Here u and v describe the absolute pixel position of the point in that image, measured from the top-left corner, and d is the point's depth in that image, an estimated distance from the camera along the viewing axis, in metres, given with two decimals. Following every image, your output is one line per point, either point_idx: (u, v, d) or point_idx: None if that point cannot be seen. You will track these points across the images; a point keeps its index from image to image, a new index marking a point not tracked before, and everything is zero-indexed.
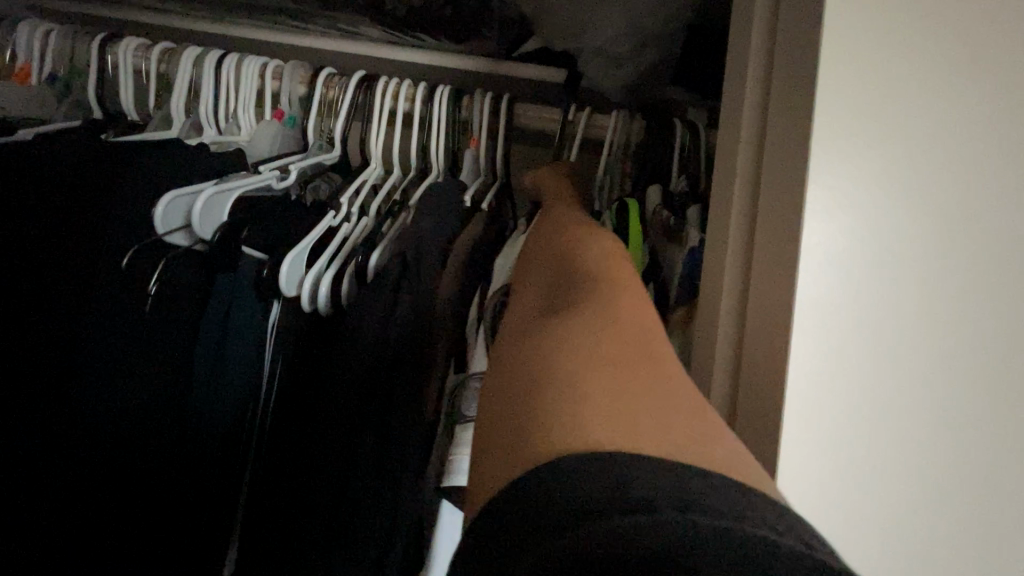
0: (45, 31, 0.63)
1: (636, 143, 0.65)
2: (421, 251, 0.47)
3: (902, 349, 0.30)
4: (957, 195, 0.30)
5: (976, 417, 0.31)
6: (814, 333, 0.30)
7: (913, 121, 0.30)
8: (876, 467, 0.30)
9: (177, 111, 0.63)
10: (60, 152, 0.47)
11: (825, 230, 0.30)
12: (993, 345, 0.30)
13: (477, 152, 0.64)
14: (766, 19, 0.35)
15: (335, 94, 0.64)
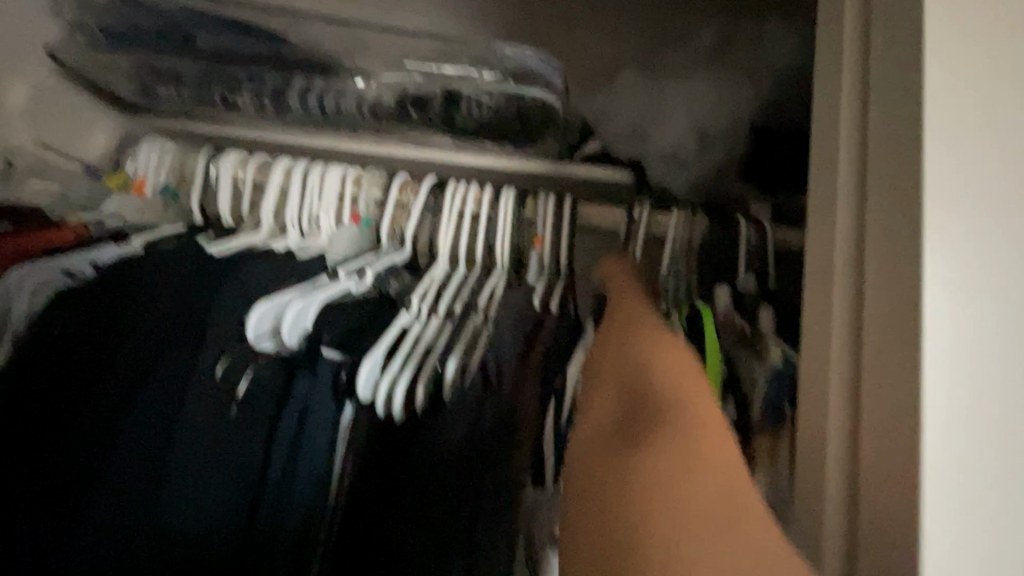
0: (162, 148, 0.72)
1: (704, 239, 0.62)
2: (502, 368, 0.51)
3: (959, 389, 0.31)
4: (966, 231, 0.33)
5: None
6: (905, 425, 0.31)
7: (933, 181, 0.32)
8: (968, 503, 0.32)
9: (268, 216, 0.69)
10: (184, 270, 0.53)
11: None
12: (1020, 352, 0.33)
13: (542, 253, 0.66)
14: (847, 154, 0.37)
15: (409, 198, 0.68)
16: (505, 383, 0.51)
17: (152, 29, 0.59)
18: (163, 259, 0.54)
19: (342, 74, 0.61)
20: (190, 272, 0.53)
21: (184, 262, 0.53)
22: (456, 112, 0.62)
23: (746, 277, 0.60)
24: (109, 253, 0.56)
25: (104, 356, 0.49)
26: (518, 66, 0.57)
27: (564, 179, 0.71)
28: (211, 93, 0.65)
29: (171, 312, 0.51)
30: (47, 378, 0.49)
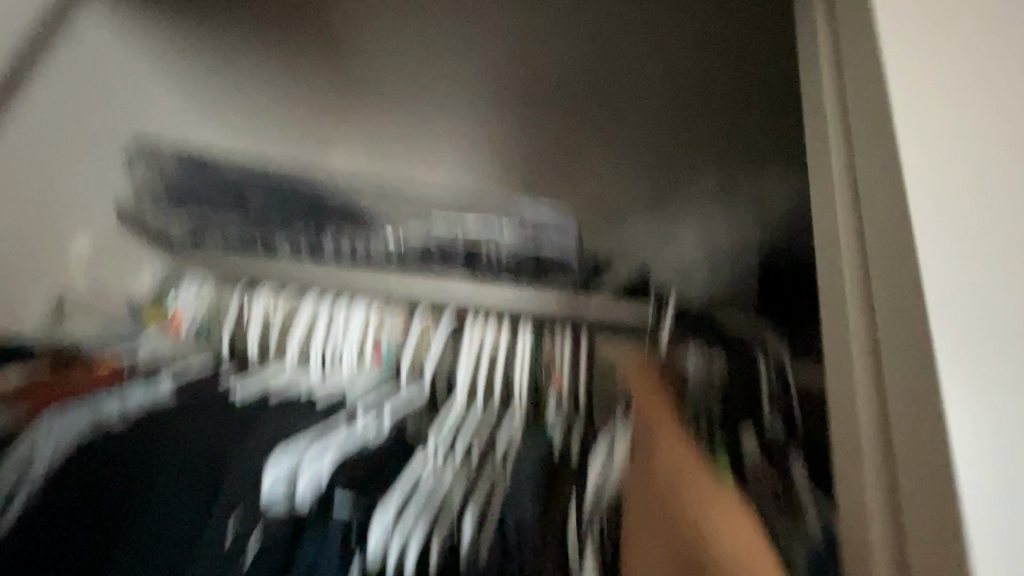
0: (204, 288, 0.77)
1: (720, 377, 0.63)
2: (521, 525, 0.47)
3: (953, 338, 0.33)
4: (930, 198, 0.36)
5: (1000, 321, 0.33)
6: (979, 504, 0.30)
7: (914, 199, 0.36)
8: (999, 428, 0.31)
9: (293, 353, 0.71)
10: (200, 424, 0.52)
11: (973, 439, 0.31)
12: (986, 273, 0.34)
13: (559, 392, 0.66)
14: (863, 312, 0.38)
15: (429, 334, 0.71)
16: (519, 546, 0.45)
17: (213, 193, 0.72)
18: (193, 405, 0.56)
19: (374, 226, 0.71)
20: (205, 426, 0.52)
21: (215, 405, 0.56)
22: (477, 259, 0.70)
23: (772, 419, 0.58)
24: (137, 397, 0.57)
25: (88, 514, 0.43)
26: (531, 219, 0.68)
27: (578, 313, 0.73)
28: (255, 240, 0.72)
29: (181, 464, 0.48)
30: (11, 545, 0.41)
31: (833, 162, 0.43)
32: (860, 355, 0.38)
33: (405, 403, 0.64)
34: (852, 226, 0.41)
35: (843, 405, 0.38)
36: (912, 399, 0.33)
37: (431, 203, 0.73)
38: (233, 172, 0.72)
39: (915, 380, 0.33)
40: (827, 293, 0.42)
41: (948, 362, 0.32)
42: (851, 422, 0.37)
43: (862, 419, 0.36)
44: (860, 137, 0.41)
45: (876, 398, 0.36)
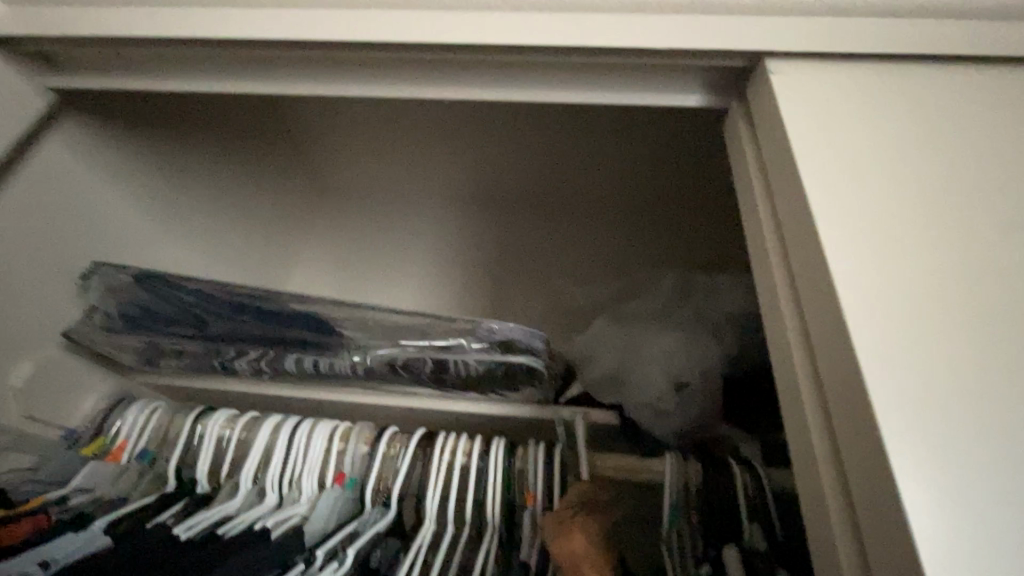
0: (152, 409, 0.72)
1: (696, 490, 0.62)
2: None
3: (927, 407, 0.30)
4: (875, 261, 0.35)
5: (981, 375, 0.31)
6: None
7: (853, 268, 0.34)
8: (1002, 495, 0.28)
9: (247, 479, 0.66)
10: None
11: (943, 545, 0.26)
12: (949, 325, 0.32)
13: (536, 510, 0.63)
14: (822, 423, 0.35)
15: (396, 452, 0.67)
16: None
17: (171, 315, 0.68)
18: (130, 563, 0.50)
19: (335, 349, 0.66)
20: None
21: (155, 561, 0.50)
22: (444, 372, 0.67)
23: (752, 529, 0.57)
24: (68, 547, 0.52)
25: None
26: (501, 337, 0.63)
27: (551, 423, 0.71)
28: (213, 360, 0.70)
29: None
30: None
31: (769, 263, 0.43)
32: (824, 474, 0.34)
33: (370, 535, 0.60)
34: (799, 331, 0.39)
35: (819, 535, 0.34)
36: (888, 529, 0.28)
37: (390, 323, 0.65)
38: (182, 294, 0.66)
39: (887, 501, 0.28)
40: (785, 404, 0.39)
41: (918, 444, 0.29)
42: (829, 553, 0.32)
43: (840, 551, 0.32)
44: (790, 239, 0.40)
45: (850, 528, 0.32)
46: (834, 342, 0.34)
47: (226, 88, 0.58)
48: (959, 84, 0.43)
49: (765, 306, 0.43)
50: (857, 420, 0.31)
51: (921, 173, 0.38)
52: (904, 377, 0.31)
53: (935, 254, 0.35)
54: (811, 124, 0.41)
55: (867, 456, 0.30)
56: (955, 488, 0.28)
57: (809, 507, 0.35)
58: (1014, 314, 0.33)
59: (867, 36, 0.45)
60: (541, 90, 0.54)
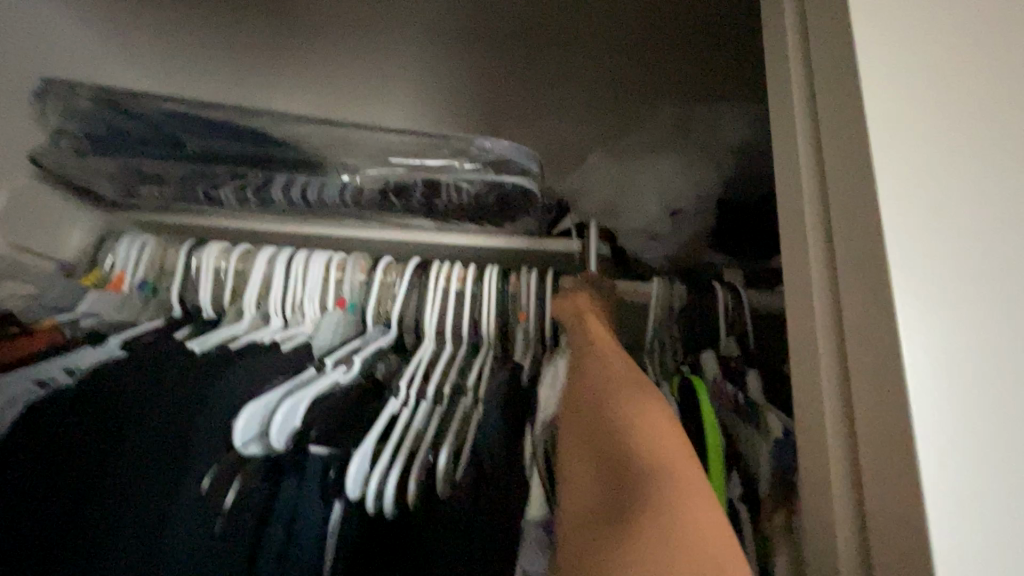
0: (143, 243, 0.72)
1: (679, 307, 0.65)
2: (492, 451, 0.49)
3: (917, 164, 0.32)
4: (891, 33, 0.35)
5: (959, 139, 0.33)
6: (929, 353, 0.29)
7: (869, 40, 0.34)
8: (961, 235, 0.31)
9: (250, 306, 0.68)
10: (167, 388, 0.51)
11: (911, 276, 0.30)
12: (941, 97, 0.34)
13: (527, 328, 0.66)
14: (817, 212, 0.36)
15: (393, 280, 0.69)
16: (490, 462, 0.48)
17: (140, 134, 0.62)
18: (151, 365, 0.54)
19: (324, 171, 0.64)
20: (171, 391, 0.50)
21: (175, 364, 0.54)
22: (437, 198, 0.65)
23: (728, 340, 0.62)
24: (88, 358, 0.56)
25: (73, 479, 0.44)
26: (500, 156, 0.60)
27: (545, 254, 0.73)
28: (197, 187, 0.67)
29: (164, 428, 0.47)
30: (10, 509, 0.43)
31: (788, 62, 0.41)
32: (816, 258, 0.36)
33: (372, 350, 0.64)
34: (809, 131, 0.38)
35: (799, 315, 0.37)
36: (869, 297, 0.31)
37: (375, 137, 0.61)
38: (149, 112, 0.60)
39: (873, 273, 0.31)
40: (784, 205, 0.40)
41: (904, 195, 0.31)
42: (808, 328, 0.36)
43: (818, 323, 0.35)
44: (816, 32, 0.38)
45: (831, 302, 0.35)
46: (849, 134, 0.34)
47: None
48: None
49: (776, 110, 0.42)
50: (857, 200, 0.32)
51: None
52: (907, 170, 0.32)
53: (950, 63, 0.35)
54: None
55: (859, 230, 0.32)
56: (929, 229, 0.31)
57: (797, 288, 0.38)
58: (1004, 119, 0.34)
59: None
60: None
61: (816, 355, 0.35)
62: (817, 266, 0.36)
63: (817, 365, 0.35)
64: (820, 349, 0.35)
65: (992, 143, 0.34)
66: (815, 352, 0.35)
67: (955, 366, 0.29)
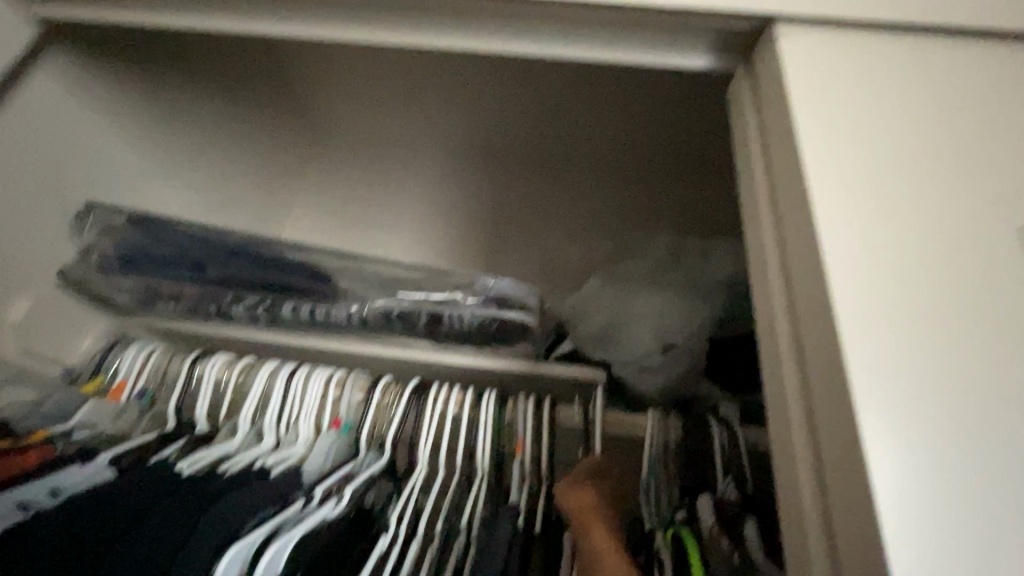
0: (149, 352, 0.73)
1: (676, 447, 0.65)
2: None
3: (885, 303, 0.33)
4: (848, 182, 0.38)
5: (929, 273, 0.34)
6: (914, 511, 0.28)
7: (828, 189, 0.37)
8: (942, 371, 0.31)
9: (246, 422, 0.68)
10: (153, 520, 0.49)
11: (888, 425, 0.30)
12: (907, 233, 0.36)
13: (523, 460, 0.66)
14: (794, 367, 0.37)
15: (391, 401, 0.70)
16: None
17: (165, 257, 0.68)
18: (139, 492, 0.53)
19: (330, 298, 0.69)
20: (158, 524, 0.49)
21: (165, 491, 0.53)
22: (438, 326, 0.69)
23: (726, 482, 0.60)
24: (73, 480, 0.54)
25: None
26: (497, 291, 0.65)
27: (540, 379, 0.74)
28: (210, 305, 0.71)
29: (144, 565, 0.45)
30: None
31: (761, 222, 0.43)
32: (797, 421, 0.35)
33: (362, 477, 0.63)
34: (784, 293, 0.39)
35: (786, 485, 0.35)
36: (850, 478, 0.30)
37: (389, 273, 0.68)
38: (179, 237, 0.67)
39: (850, 450, 0.30)
40: (767, 360, 0.40)
41: (873, 337, 0.32)
42: (795, 503, 0.34)
43: (804, 498, 0.33)
44: (784, 200, 0.41)
45: (815, 475, 0.33)
46: (817, 302, 0.35)
47: (232, 28, 0.57)
48: (968, 58, 0.43)
49: (754, 266, 0.43)
50: (832, 366, 0.32)
51: (908, 122, 0.40)
52: (879, 339, 0.32)
53: (921, 211, 0.36)
54: (812, 91, 0.42)
55: (834, 404, 0.32)
56: (903, 370, 0.31)
57: (781, 448, 0.36)
58: (977, 250, 0.35)
59: (881, 3, 0.44)
60: (547, 47, 0.53)
61: (804, 536, 0.33)
62: (799, 432, 0.35)
63: (806, 548, 0.32)
64: (807, 529, 0.33)
65: (966, 274, 0.34)
66: (804, 532, 0.33)
67: (943, 516, 0.28)
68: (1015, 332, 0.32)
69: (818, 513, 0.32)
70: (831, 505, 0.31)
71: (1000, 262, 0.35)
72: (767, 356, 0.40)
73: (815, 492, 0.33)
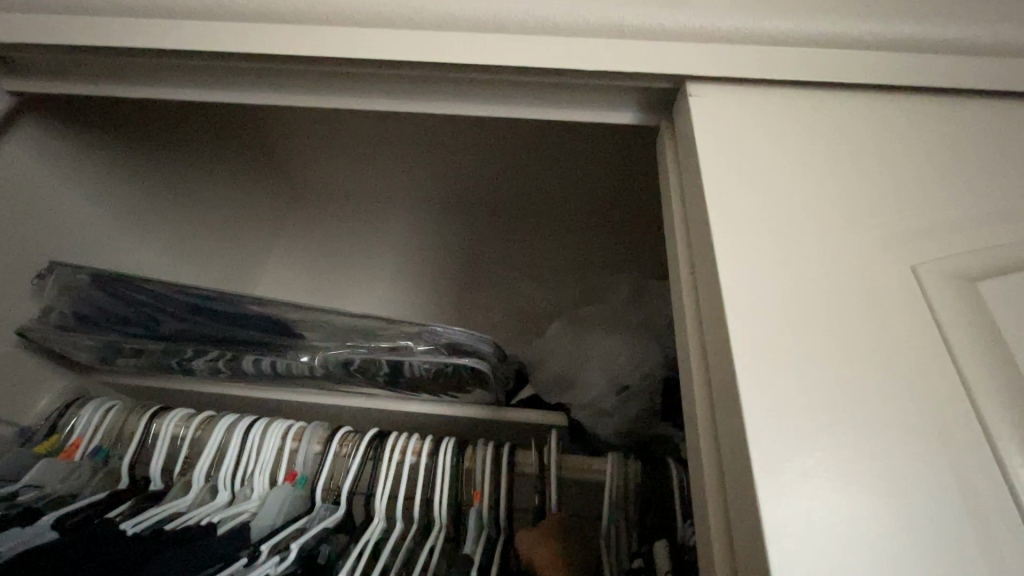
0: (108, 408, 0.73)
1: (635, 490, 0.65)
2: None
3: (779, 339, 0.35)
4: (748, 225, 0.40)
5: (822, 309, 0.36)
6: (800, 544, 0.28)
7: (727, 232, 0.40)
8: (832, 404, 0.32)
9: (199, 478, 0.67)
10: None
11: (780, 459, 0.31)
12: (802, 273, 0.38)
13: (480, 508, 0.65)
14: (704, 404, 0.38)
15: (348, 451, 0.69)
16: None
17: (125, 315, 0.70)
18: (74, 552, 0.52)
19: (284, 350, 0.68)
20: None
21: (103, 551, 0.52)
22: (397, 374, 0.70)
23: (684, 525, 0.59)
24: (16, 541, 0.53)
25: None
26: (447, 339, 0.65)
27: (500, 423, 0.74)
28: (171, 360, 0.72)
29: None
30: None
31: (679, 265, 0.45)
32: (707, 456, 0.36)
33: (314, 532, 0.61)
34: (697, 332, 0.41)
35: (701, 521, 0.36)
36: (747, 513, 0.30)
37: (345, 323, 0.68)
38: (137, 294, 0.68)
39: (748, 484, 0.31)
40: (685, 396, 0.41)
41: (767, 371, 0.33)
42: (706, 539, 0.34)
43: (712, 534, 0.33)
44: (696, 243, 0.43)
45: (722, 510, 0.33)
46: (720, 341, 0.36)
47: (198, 97, 0.61)
48: (861, 111, 0.47)
49: (673, 304, 0.45)
50: (732, 401, 0.34)
51: (805, 169, 0.43)
52: (775, 376, 0.33)
53: (816, 252, 0.39)
54: (719, 145, 0.45)
55: (734, 439, 0.33)
56: (795, 403, 0.32)
57: (696, 486, 0.37)
58: (867, 287, 0.37)
59: (779, 65, 0.48)
60: (486, 107, 0.58)
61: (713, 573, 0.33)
62: (708, 468, 0.35)
63: None
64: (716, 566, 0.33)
65: (857, 309, 0.36)
66: (712, 569, 0.33)
67: (830, 549, 0.28)
68: (902, 365, 0.34)
69: (724, 551, 0.32)
70: (735, 543, 0.31)
71: (888, 298, 0.37)
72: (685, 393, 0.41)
73: (723, 530, 0.33)
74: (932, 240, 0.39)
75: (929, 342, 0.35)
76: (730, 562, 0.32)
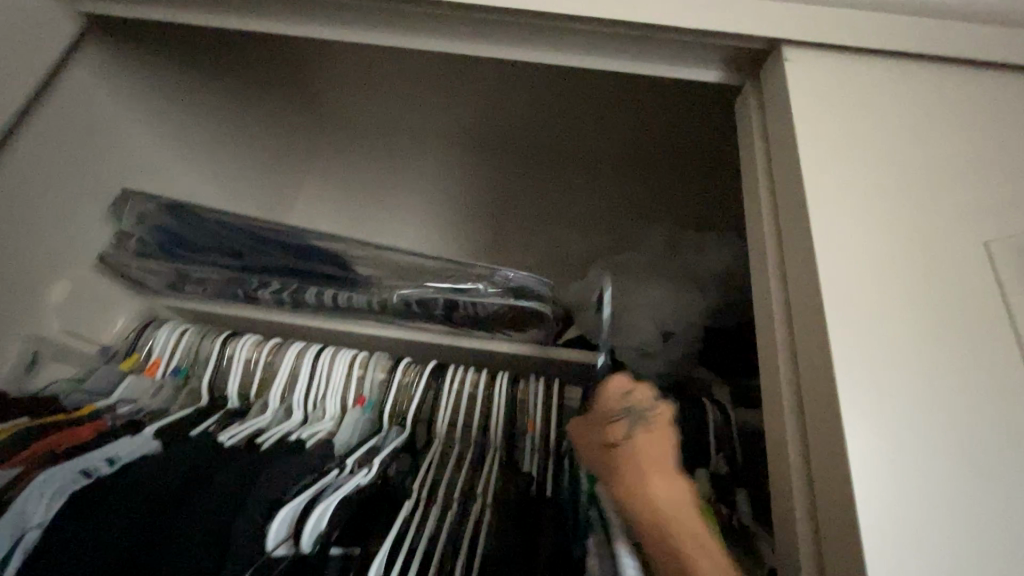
0: (181, 331, 0.77)
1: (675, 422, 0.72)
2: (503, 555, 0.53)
3: (865, 301, 0.39)
4: (838, 192, 0.43)
5: (903, 273, 0.40)
6: (877, 474, 0.34)
7: (819, 197, 0.43)
8: (906, 359, 0.37)
9: (275, 399, 0.73)
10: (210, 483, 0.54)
11: (862, 405, 0.36)
12: (888, 239, 0.41)
13: (535, 435, 0.72)
14: (785, 355, 0.43)
15: (411, 380, 0.75)
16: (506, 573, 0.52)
17: (200, 245, 0.72)
18: (191, 459, 0.58)
19: (353, 285, 0.72)
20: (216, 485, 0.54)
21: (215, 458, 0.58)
22: (458, 311, 0.74)
23: (720, 457, 0.67)
24: (127, 449, 0.58)
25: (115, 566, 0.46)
26: (513, 283, 0.69)
27: (548, 361, 0.79)
28: (238, 288, 0.76)
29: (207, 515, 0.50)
30: None
31: (761, 226, 0.49)
32: (787, 400, 0.41)
33: (389, 449, 0.68)
34: (779, 290, 0.45)
35: (777, 456, 0.42)
36: (832, 451, 0.36)
37: (412, 263, 0.71)
38: (210, 223, 0.71)
39: (834, 432, 0.36)
40: (761, 348, 0.46)
41: (853, 329, 0.38)
42: (784, 467, 0.40)
43: (792, 464, 0.39)
44: (784, 211, 0.46)
45: (801, 447, 0.39)
46: (810, 306, 0.41)
47: (272, 29, 0.60)
48: (950, 83, 0.48)
49: (752, 266, 0.49)
50: (820, 355, 0.38)
51: (893, 138, 0.46)
52: (859, 337, 0.38)
53: (900, 219, 0.42)
54: (811, 110, 0.47)
55: (820, 386, 0.38)
56: (877, 357, 0.37)
57: (773, 424, 0.42)
58: (944, 253, 0.41)
59: (873, 32, 0.49)
60: (568, 53, 0.57)
61: (791, 495, 0.39)
62: (788, 410, 0.41)
63: (793, 503, 0.39)
64: (795, 493, 0.39)
65: (933, 274, 0.40)
66: (791, 491, 0.39)
67: (902, 479, 0.34)
68: (971, 326, 0.39)
69: (803, 476, 0.39)
70: (816, 470, 0.37)
71: (963, 264, 0.41)
72: (763, 343, 0.46)
73: (801, 458, 0.39)
74: (1008, 213, 0.43)
75: (995, 305, 0.39)
76: (810, 485, 0.38)
